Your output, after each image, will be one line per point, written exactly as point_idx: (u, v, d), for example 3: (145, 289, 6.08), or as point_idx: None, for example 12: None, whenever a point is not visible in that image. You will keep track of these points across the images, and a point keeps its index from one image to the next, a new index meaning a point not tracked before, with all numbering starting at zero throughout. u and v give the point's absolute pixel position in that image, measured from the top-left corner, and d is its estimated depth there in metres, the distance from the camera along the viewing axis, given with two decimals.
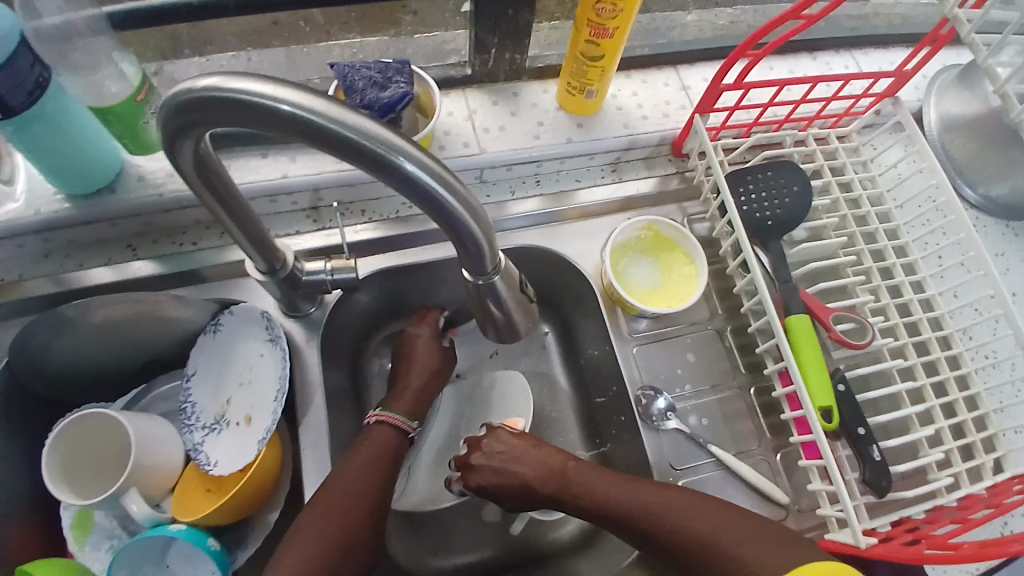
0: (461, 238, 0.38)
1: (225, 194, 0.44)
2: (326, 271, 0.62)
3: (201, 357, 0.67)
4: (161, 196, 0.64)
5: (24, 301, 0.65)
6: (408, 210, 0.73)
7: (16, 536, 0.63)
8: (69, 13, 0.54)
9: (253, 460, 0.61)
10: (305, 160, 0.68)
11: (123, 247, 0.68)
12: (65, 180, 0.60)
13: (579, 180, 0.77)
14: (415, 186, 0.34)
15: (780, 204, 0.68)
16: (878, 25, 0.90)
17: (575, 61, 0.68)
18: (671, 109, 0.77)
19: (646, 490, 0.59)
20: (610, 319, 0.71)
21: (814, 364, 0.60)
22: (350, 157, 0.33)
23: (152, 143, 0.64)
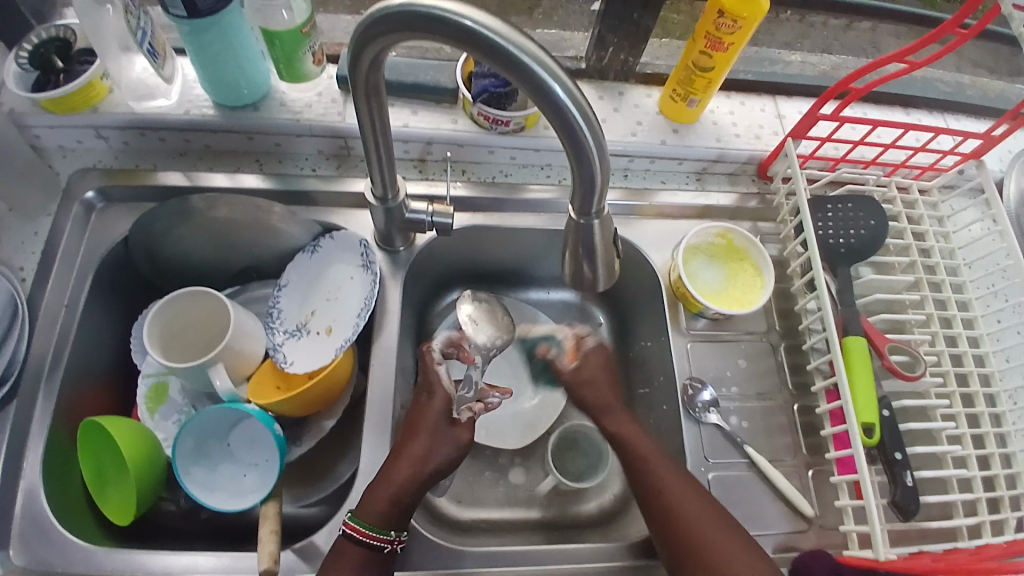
0: (582, 170, 0.43)
1: (374, 109, 0.51)
2: (427, 213, 0.68)
3: (296, 271, 0.74)
4: (296, 120, 0.72)
5: (157, 188, 0.74)
6: (503, 178, 0.79)
7: (92, 390, 0.69)
8: None
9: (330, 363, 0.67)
10: (424, 114, 0.75)
11: (250, 160, 0.76)
12: (219, 88, 0.69)
13: (663, 182, 0.82)
14: (558, 108, 0.40)
15: (855, 234, 0.73)
16: (972, 97, 0.93)
17: (684, 69, 0.74)
18: (763, 133, 0.82)
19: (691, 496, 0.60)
20: (670, 313, 0.75)
21: (864, 382, 0.64)
22: (508, 73, 0.40)
23: (302, 75, 0.72)
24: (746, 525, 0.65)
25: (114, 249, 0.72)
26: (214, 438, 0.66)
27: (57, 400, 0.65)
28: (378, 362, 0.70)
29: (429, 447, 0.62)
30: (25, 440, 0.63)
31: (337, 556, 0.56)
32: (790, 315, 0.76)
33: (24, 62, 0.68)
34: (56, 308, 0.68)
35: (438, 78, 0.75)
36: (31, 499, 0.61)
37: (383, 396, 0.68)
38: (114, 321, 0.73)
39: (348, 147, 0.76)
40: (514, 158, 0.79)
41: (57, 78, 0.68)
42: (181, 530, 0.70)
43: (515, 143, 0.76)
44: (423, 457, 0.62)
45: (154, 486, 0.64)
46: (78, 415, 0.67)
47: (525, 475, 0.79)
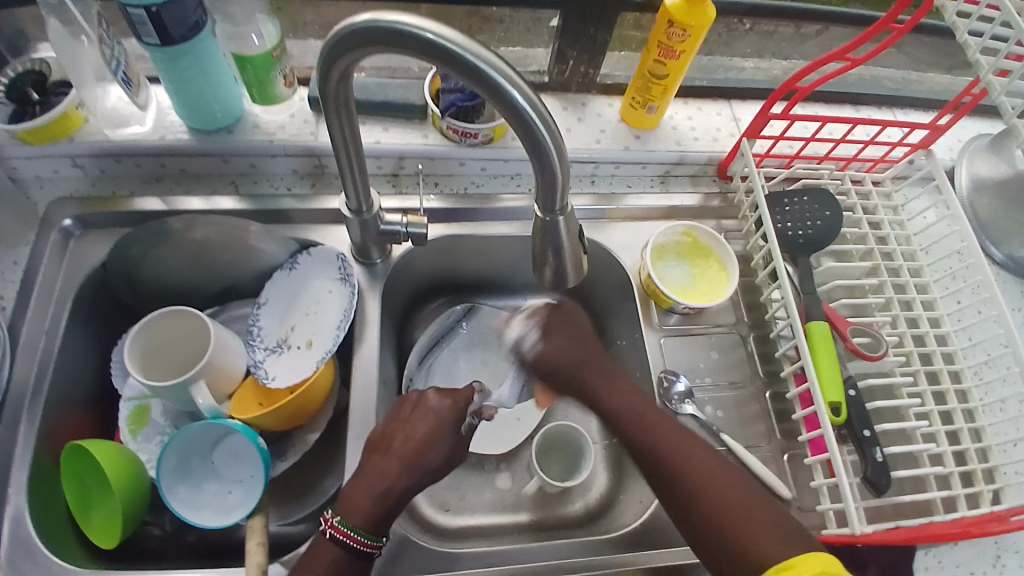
0: (543, 171, 0.46)
1: (346, 122, 0.54)
2: (402, 224, 0.70)
3: (275, 289, 0.75)
4: (270, 141, 0.74)
5: (133, 213, 0.75)
6: (474, 189, 0.82)
7: (73, 416, 0.69)
8: None
9: (311, 376, 0.68)
10: (395, 131, 0.78)
11: (226, 182, 0.78)
12: (194, 113, 0.71)
13: (629, 186, 0.86)
14: (518, 112, 0.43)
15: (812, 226, 0.77)
16: (918, 92, 0.99)
17: (641, 78, 0.77)
18: (720, 136, 0.86)
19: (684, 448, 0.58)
20: (643, 311, 0.78)
21: (828, 365, 0.68)
22: (470, 81, 0.43)
23: (273, 97, 0.75)
24: None
25: (92, 275, 0.73)
26: (196, 458, 0.66)
27: (40, 426, 0.65)
28: (359, 371, 0.71)
29: (427, 441, 0.61)
30: (9, 467, 0.63)
31: (314, 549, 0.55)
32: (757, 307, 0.79)
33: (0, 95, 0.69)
34: (37, 336, 0.69)
35: (406, 96, 0.78)
36: (15, 526, 0.60)
37: (365, 404, 0.69)
38: (91, 346, 0.74)
39: (322, 165, 0.78)
40: (484, 169, 0.81)
41: (34, 110, 0.69)
42: (167, 553, 0.70)
43: (484, 154, 0.79)
44: (419, 443, 0.60)
45: (139, 506, 0.64)
46: (61, 441, 0.68)
47: (511, 480, 0.79)
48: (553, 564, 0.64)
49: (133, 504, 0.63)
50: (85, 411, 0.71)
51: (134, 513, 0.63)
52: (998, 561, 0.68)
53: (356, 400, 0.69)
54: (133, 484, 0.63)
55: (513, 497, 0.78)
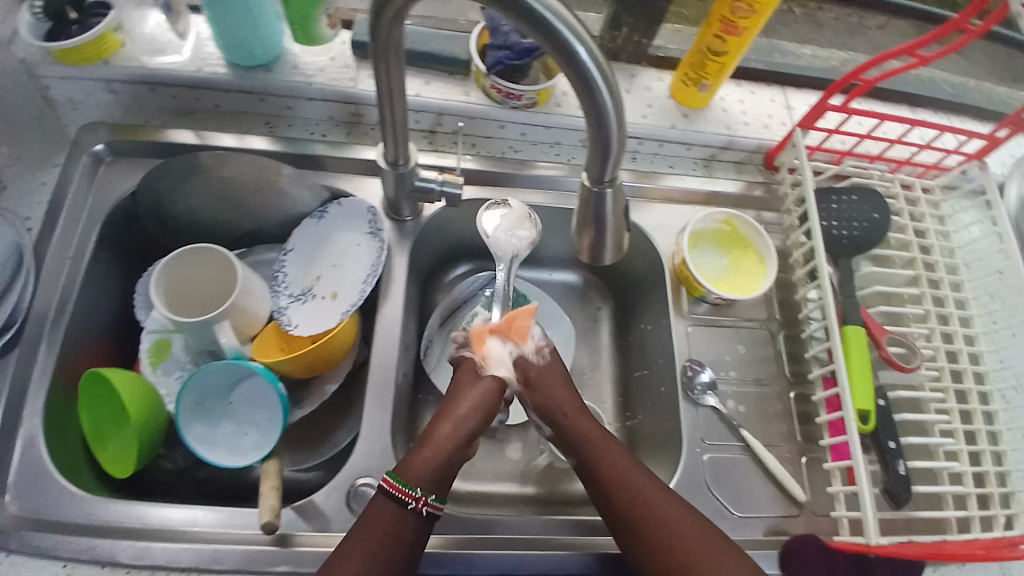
0: (600, 139, 0.44)
1: (394, 69, 0.51)
2: (437, 182, 0.68)
3: (301, 238, 0.73)
4: (309, 83, 0.72)
5: (164, 145, 0.73)
6: (512, 153, 0.80)
7: (90, 343, 0.69)
8: None
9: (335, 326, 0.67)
10: (436, 85, 0.75)
11: (261, 122, 0.76)
12: (233, 47, 0.69)
13: (671, 167, 0.83)
14: (581, 71, 0.40)
15: (858, 226, 0.75)
16: (977, 99, 0.94)
17: (697, 53, 0.74)
18: (772, 123, 0.82)
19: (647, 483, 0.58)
20: (673, 297, 0.76)
21: (861, 371, 0.66)
22: (532, 33, 0.40)
23: (316, 37, 0.73)
24: (736, 506, 0.66)
25: (119, 204, 0.72)
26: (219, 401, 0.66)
27: (57, 350, 0.65)
28: (381, 328, 0.70)
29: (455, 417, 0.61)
30: (24, 389, 0.62)
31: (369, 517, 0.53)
32: (791, 305, 0.77)
33: (37, 12, 0.67)
34: (61, 260, 0.68)
35: (451, 49, 0.75)
36: (27, 449, 0.60)
37: (384, 361, 0.68)
38: (114, 276, 0.73)
39: (359, 114, 0.76)
40: (523, 134, 0.79)
41: (71, 30, 0.67)
42: (177, 487, 0.70)
43: (526, 119, 0.76)
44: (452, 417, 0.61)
45: (154, 441, 0.64)
46: (79, 367, 0.68)
47: (521, 451, 0.79)
48: (560, 541, 0.62)
49: (149, 438, 0.63)
50: (102, 340, 0.71)
51: (149, 446, 0.64)
52: None
53: (374, 357, 0.68)
54: (150, 418, 0.63)
55: (523, 468, 0.78)
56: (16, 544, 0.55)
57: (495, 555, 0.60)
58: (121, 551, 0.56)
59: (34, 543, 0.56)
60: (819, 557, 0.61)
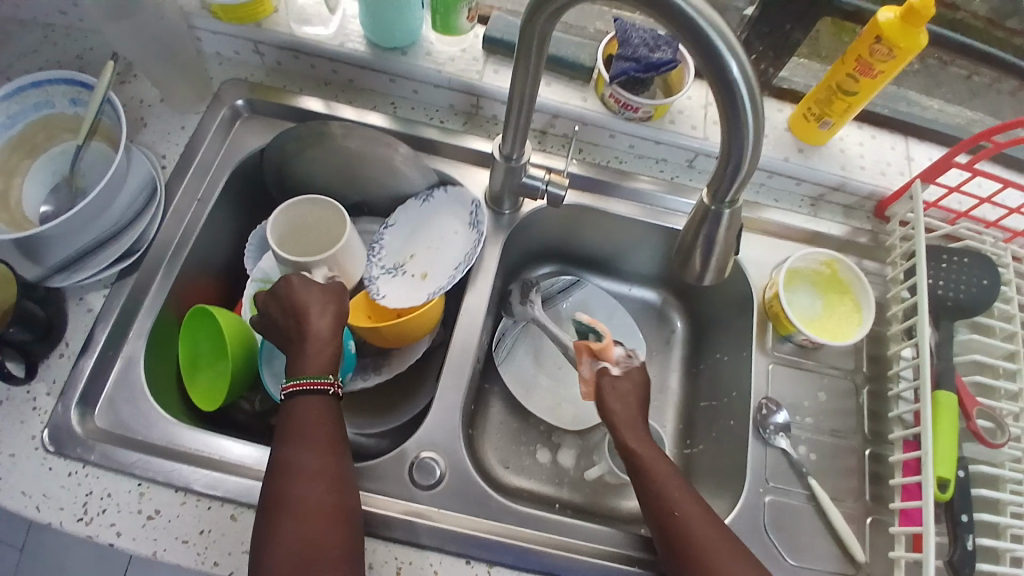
0: (731, 158, 0.44)
1: (530, 70, 0.53)
2: (543, 181, 0.69)
3: (403, 216, 0.76)
4: (438, 71, 0.75)
5: (294, 110, 0.79)
6: (616, 163, 0.80)
7: (200, 281, 0.75)
8: None
9: (421, 305, 0.69)
10: (557, 88, 0.77)
11: (385, 101, 0.80)
12: (376, 26, 0.73)
13: (776, 200, 0.81)
14: (729, 87, 0.41)
15: (965, 291, 0.71)
16: None
17: (825, 90, 0.72)
18: (889, 171, 0.79)
19: (699, 518, 0.57)
20: (758, 331, 0.74)
21: (947, 439, 0.63)
22: (689, 43, 0.41)
23: (452, 28, 0.75)
24: (788, 554, 0.64)
25: (246, 158, 0.77)
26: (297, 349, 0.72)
27: (172, 282, 0.71)
28: (465, 314, 0.72)
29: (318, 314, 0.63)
30: (140, 311, 0.69)
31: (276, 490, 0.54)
32: (881, 360, 0.74)
33: None
34: (187, 201, 0.74)
35: (577, 54, 0.76)
36: (132, 365, 0.66)
37: (461, 346, 0.70)
38: (230, 223, 0.79)
39: (478, 106, 0.79)
40: (632, 146, 0.79)
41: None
42: (250, 429, 0.75)
43: (637, 131, 0.77)
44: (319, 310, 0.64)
45: (241, 383, 0.70)
46: (186, 300, 0.73)
47: (573, 457, 0.80)
48: (608, 551, 0.63)
49: (241, 379, 0.69)
50: (211, 280, 0.77)
51: (239, 387, 0.70)
52: None
53: (455, 340, 0.71)
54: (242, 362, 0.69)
55: (576, 474, 0.79)
56: (103, 455, 0.61)
57: (541, 550, 0.61)
58: (195, 480, 0.61)
59: (123, 455, 0.61)
60: None
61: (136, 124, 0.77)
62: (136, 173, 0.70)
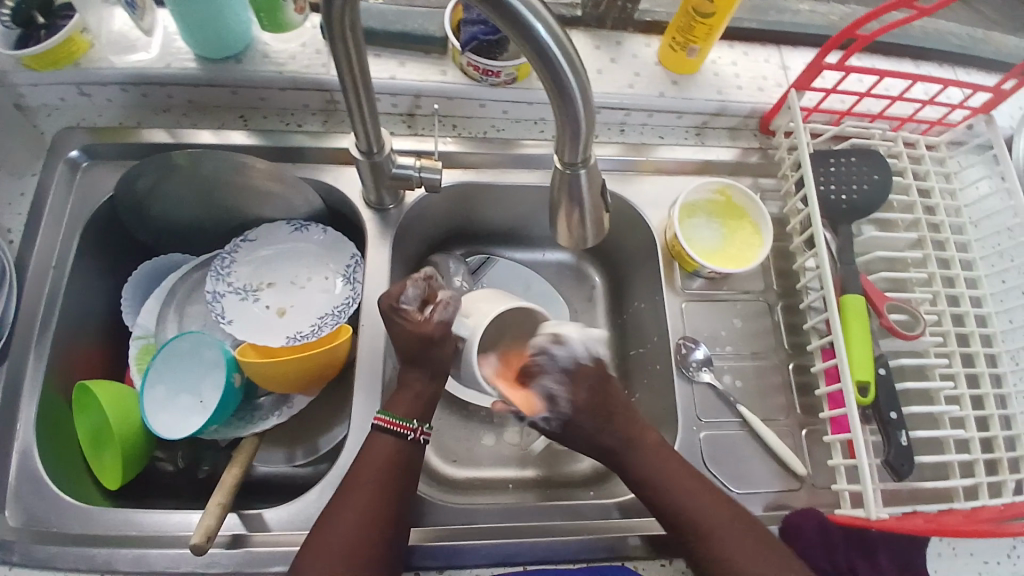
0: (569, 120, 0.42)
1: (353, 56, 0.49)
2: (415, 168, 0.65)
3: (268, 235, 0.74)
4: (280, 73, 0.70)
5: (138, 146, 0.72)
6: (495, 133, 0.77)
7: (82, 350, 0.69)
8: None
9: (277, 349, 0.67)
10: (412, 67, 0.73)
11: (236, 117, 0.74)
12: (202, 40, 0.67)
13: (661, 137, 0.79)
14: (543, 50, 0.38)
15: (857, 189, 0.71)
16: (984, 50, 0.89)
17: (684, 16, 0.70)
18: (766, 85, 0.78)
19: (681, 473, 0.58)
20: (666, 273, 0.74)
21: (860, 341, 0.63)
22: (490, 12, 0.37)
23: (284, 25, 0.70)
24: (735, 484, 0.65)
25: (100, 208, 0.71)
26: (192, 368, 0.69)
27: (48, 362, 0.65)
28: (368, 322, 0.69)
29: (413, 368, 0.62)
30: (18, 398, 0.63)
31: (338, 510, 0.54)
32: (788, 275, 0.74)
33: (4, 19, 0.65)
34: (43, 270, 0.68)
35: (426, 27, 0.72)
36: (25, 456, 0.61)
37: (372, 354, 0.67)
38: (100, 280, 0.73)
39: (334, 101, 0.74)
40: (506, 112, 0.76)
41: (40, 34, 0.65)
42: (178, 488, 0.71)
43: (506, 96, 0.73)
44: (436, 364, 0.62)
45: (143, 454, 0.65)
46: (71, 374, 0.68)
47: (519, 435, 0.78)
48: (562, 526, 0.62)
49: (139, 438, 0.65)
50: (95, 346, 0.71)
51: (141, 447, 0.65)
52: (1013, 554, 0.65)
53: (364, 351, 0.68)
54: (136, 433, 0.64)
55: (522, 451, 0.77)
56: (13, 562, 0.56)
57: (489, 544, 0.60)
58: (114, 564, 0.57)
59: (36, 553, 0.57)
60: (819, 534, 0.60)
61: None
62: None
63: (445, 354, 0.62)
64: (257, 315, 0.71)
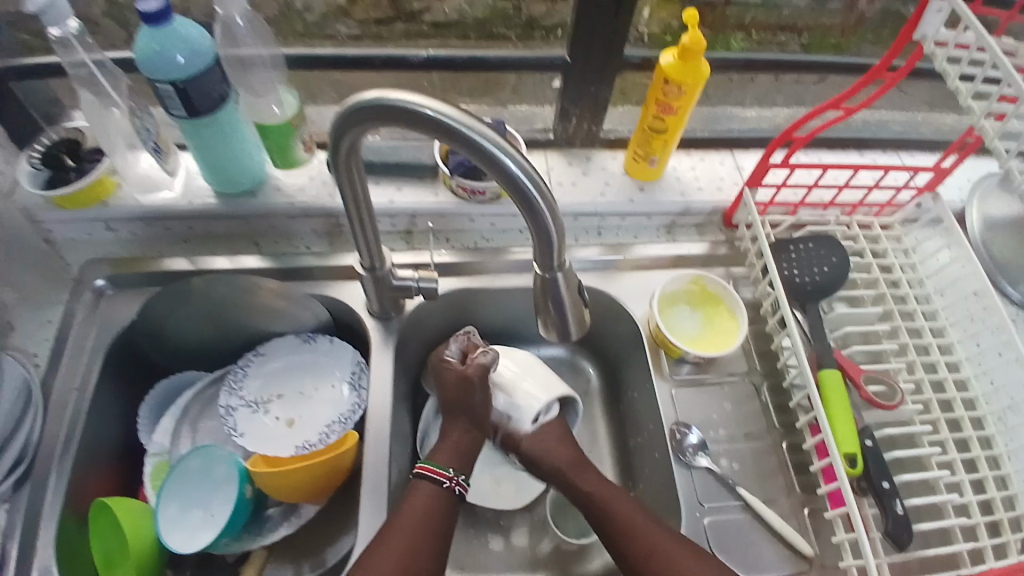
0: (540, 232, 0.48)
1: (356, 184, 0.56)
2: (414, 279, 0.72)
3: (277, 349, 0.79)
4: (290, 203, 0.79)
5: (158, 275, 0.79)
6: (485, 243, 0.85)
7: (99, 473, 0.72)
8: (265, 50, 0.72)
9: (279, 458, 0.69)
10: (407, 190, 0.82)
11: (250, 243, 0.83)
12: (221, 178, 0.76)
13: (636, 237, 0.87)
14: (516, 182, 0.45)
15: (819, 272, 0.76)
16: (923, 135, 0.99)
17: (641, 133, 0.80)
18: (724, 185, 0.87)
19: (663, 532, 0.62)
20: (654, 362, 0.78)
21: (841, 413, 0.65)
22: (472, 155, 0.45)
23: (294, 161, 0.80)
24: (745, 570, 0.64)
25: (122, 334, 0.77)
26: (203, 485, 0.70)
27: (66, 486, 0.67)
28: (373, 427, 0.72)
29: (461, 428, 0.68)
30: (37, 523, 0.64)
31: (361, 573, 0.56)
32: (769, 355, 0.78)
33: (36, 161, 0.74)
34: (67, 393, 0.72)
35: (419, 157, 0.82)
36: None
37: (378, 459, 0.70)
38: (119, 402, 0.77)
39: (338, 224, 0.82)
40: (493, 224, 0.84)
41: (68, 175, 0.74)
42: None
43: (493, 210, 0.82)
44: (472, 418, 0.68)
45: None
46: (88, 497, 0.70)
47: (527, 534, 0.78)
48: None
49: (149, 558, 0.65)
50: (111, 467, 0.74)
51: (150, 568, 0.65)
52: None
53: (370, 457, 0.70)
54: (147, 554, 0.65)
55: (531, 552, 0.77)
56: None
57: None
58: None
59: None
60: None
61: None
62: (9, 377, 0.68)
63: (482, 398, 0.68)
64: (267, 428, 0.74)
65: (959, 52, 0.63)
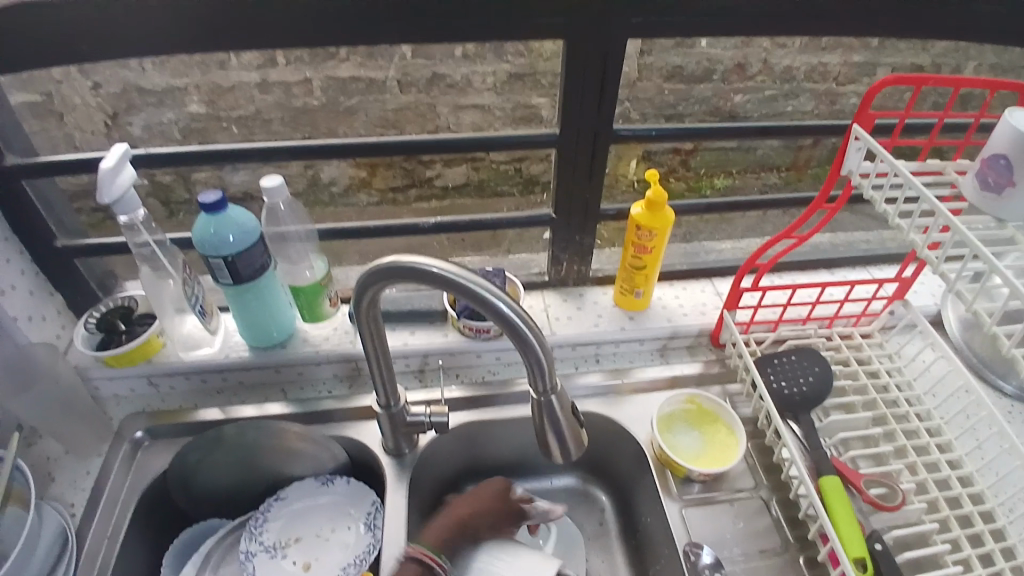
0: (532, 359, 0.55)
1: (374, 328, 0.65)
2: (426, 414, 0.78)
3: (297, 491, 0.82)
4: (316, 351, 0.88)
5: (192, 424, 0.86)
6: (491, 376, 0.92)
7: None
8: (299, 224, 0.84)
9: None
10: (420, 334, 0.91)
11: (277, 390, 0.90)
12: (254, 332, 0.86)
13: (632, 361, 0.94)
14: (507, 319, 0.53)
15: (805, 382, 0.81)
16: (888, 250, 1.08)
17: (625, 270, 0.90)
18: (708, 309, 0.96)
19: None
20: (660, 482, 0.79)
21: (846, 518, 0.66)
22: (471, 300, 0.54)
23: (320, 315, 0.90)
24: None
25: (154, 483, 0.81)
26: None
27: None
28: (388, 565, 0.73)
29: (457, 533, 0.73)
30: None
31: None
32: (774, 468, 0.80)
33: (91, 326, 0.84)
34: (98, 542, 0.74)
35: (430, 304, 0.93)
36: None
37: None
38: (144, 552, 0.79)
39: (358, 368, 0.90)
40: (498, 358, 0.92)
41: (120, 338, 0.84)
42: None
43: (497, 345, 0.90)
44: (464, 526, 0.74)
45: None
46: None
47: None
48: None
49: None
50: None
51: None
52: None
53: None
54: None
55: None
56: None
57: None
58: None
59: None
60: None
61: (44, 481, 0.80)
62: (47, 526, 0.71)
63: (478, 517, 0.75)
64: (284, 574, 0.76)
65: (882, 180, 0.71)
